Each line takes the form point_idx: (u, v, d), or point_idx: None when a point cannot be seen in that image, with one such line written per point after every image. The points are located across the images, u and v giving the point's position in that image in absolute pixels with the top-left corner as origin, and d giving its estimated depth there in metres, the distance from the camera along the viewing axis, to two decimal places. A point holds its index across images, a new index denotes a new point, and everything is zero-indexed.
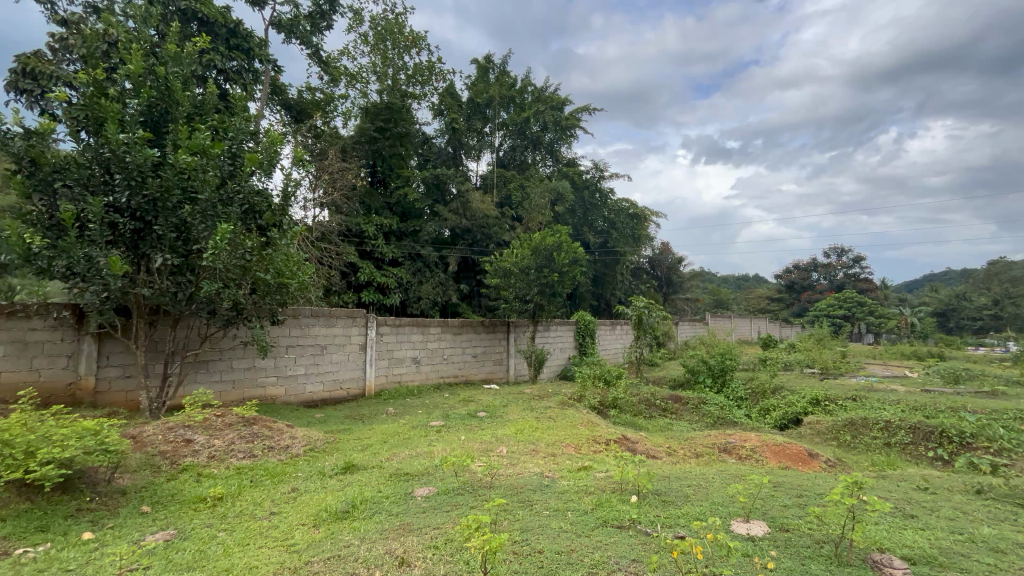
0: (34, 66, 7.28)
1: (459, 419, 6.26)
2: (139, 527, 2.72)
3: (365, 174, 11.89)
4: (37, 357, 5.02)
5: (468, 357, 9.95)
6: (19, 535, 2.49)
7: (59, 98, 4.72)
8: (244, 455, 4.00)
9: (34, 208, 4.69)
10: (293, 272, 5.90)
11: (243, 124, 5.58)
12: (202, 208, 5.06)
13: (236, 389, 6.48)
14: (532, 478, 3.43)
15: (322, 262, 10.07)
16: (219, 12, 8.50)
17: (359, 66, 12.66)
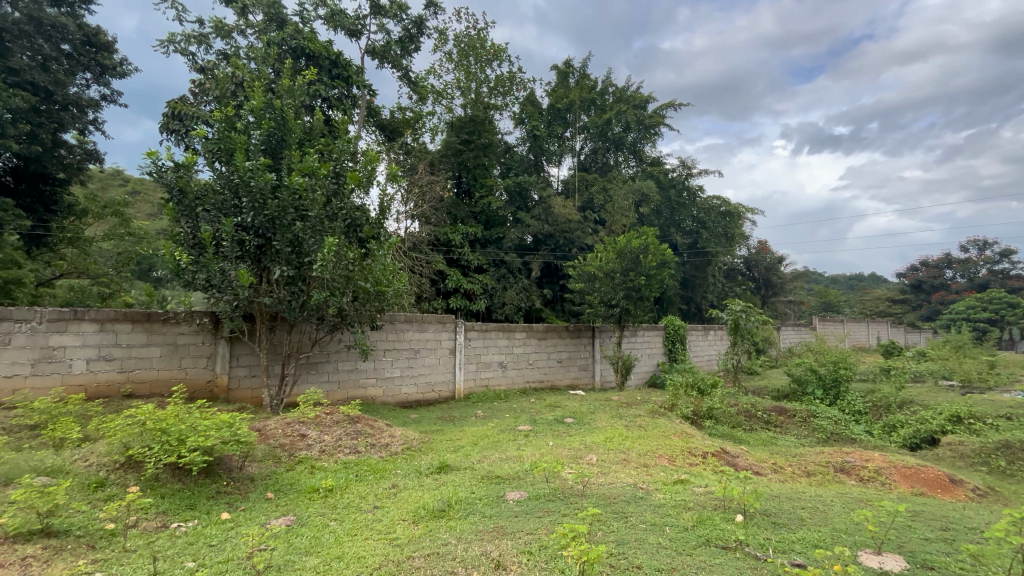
0: (180, 109, 8.55)
1: (547, 424, 6.25)
2: (265, 511, 3.04)
3: (451, 185, 12.40)
4: (185, 358, 5.86)
5: (553, 362, 9.92)
6: (174, 511, 2.89)
7: (199, 135, 5.47)
8: (350, 450, 4.33)
9: (182, 230, 5.46)
10: (390, 279, 6.30)
11: (345, 145, 6.08)
12: (311, 224, 5.57)
13: (341, 389, 7.05)
14: (626, 489, 3.30)
15: (414, 270, 10.65)
16: (323, 46, 9.40)
17: (445, 83, 13.26)
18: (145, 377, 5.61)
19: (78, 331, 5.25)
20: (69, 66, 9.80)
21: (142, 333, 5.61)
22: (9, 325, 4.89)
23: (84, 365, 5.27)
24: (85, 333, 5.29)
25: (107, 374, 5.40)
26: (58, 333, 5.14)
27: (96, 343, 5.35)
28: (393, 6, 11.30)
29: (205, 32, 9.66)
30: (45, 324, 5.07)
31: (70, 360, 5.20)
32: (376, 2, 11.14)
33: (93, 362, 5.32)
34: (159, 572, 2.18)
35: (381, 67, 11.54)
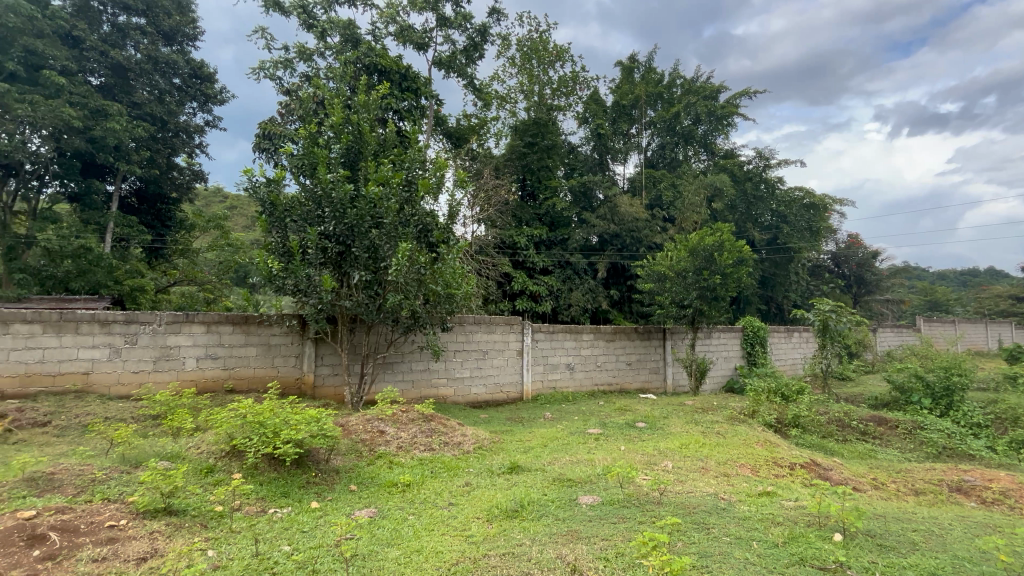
0: (269, 129, 9.33)
1: (617, 428, 6.10)
2: (350, 502, 3.23)
3: (516, 189, 12.49)
4: (277, 357, 6.38)
5: (622, 365, 9.68)
6: (272, 497, 3.15)
7: (287, 151, 5.90)
8: (425, 448, 4.49)
9: (273, 239, 5.92)
10: (459, 282, 6.48)
11: (416, 154, 6.32)
12: (386, 230, 5.85)
13: (414, 388, 7.34)
14: (707, 499, 3.13)
15: (481, 273, 10.83)
16: (394, 62, 9.87)
17: (509, 88, 13.38)
18: (244, 374, 6.18)
19: (190, 331, 5.89)
20: (179, 98, 11.04)
21: (241, 333, 6.18)
22: (136, 326, 5.59)
23: (195, 362, 5.91)
24: (195, 334, 5.92)
25: (214, 371, 6.02)
26: (174, 334, 5.80)
27: (204, 343, 5.98)
28: (458, 16, 11.61)
29: (290, 57, 10.49)
30: (163, 326, 5.74)
31: (184, 358, 5.85)
32: (442, 14, 11.50)
33: (202, 360, 5.95)
34: (261, 553, 2.37)
35: (447, 77, 11.89)
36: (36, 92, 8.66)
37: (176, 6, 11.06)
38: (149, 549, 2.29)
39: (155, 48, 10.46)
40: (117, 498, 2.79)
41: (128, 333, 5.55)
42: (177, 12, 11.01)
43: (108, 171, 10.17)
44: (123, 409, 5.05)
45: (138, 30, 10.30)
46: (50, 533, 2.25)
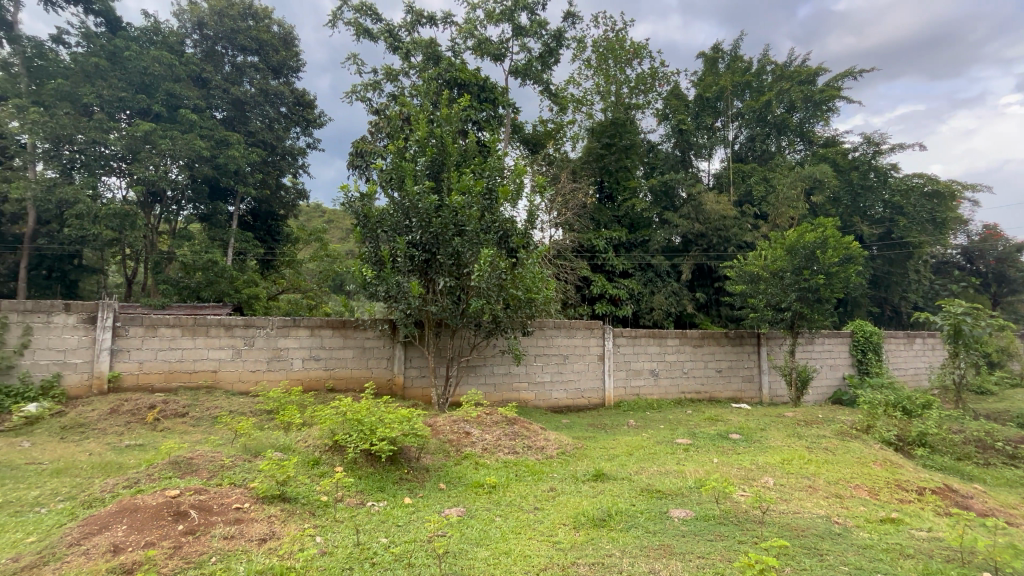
0: (361, 148, 10.06)
1: (708, 439, 5.75)
2: (440, 500, 3.35)
3: (594, 191, 12.31)
4: (371, 358, 6.82)
5: (712, 372, 9.13)
6: (369, 490, 3.36)
7: (377, 166, 6.26)
8: (509, 451, 4.54)
9: (366, 249, 6.33)
10: (539, 287, 6.52)
11: (496, 163, 6.44)
12: (469, 238, 6.04)
13: (497, 391, 7.48)
14: (818, 522, 2.83)
15: (559, 278, 10.74)
16: (473, 74, 10.22)
17: (585, 90, 13.26)
18: (343, 374, 6.69)
19: (297, 335, 6.48)
20: (286, 124, 12.27)
21: (340, 337, 6.69)
22: (253, 330, 6.27)
23: (301, 363, 6.50)
24: (301, 337, 6.50)
25: (317, 371, 6.58)
26: (283, 337, 6.42)
27: (309, 345, 6.54)
28: (533, 24, 11.75)
29: (378, 79, 11.24)
30: (274, 329, 6.37)
31: (292, 359, 6.45)
32: (518, 24, 11.70)
33: (307, 361, 6.52)
34: (362, 543, 2.53)
35: (523, 85, 12.06)
36: (175, 128, 10.07)
37: (283, 42, 12.33)
38: (269, 532, 2.53)
39: (266, 82, 11.73)
40: (241, 484, 3.13)
41: (246, 336, 6.24)
42: (283, 48, 12.26)
43: (230, 194, 11.53)
44: (244, 404, 5.69)
45: (252, 68, 11.61)
46: (191, 510, 2.57)
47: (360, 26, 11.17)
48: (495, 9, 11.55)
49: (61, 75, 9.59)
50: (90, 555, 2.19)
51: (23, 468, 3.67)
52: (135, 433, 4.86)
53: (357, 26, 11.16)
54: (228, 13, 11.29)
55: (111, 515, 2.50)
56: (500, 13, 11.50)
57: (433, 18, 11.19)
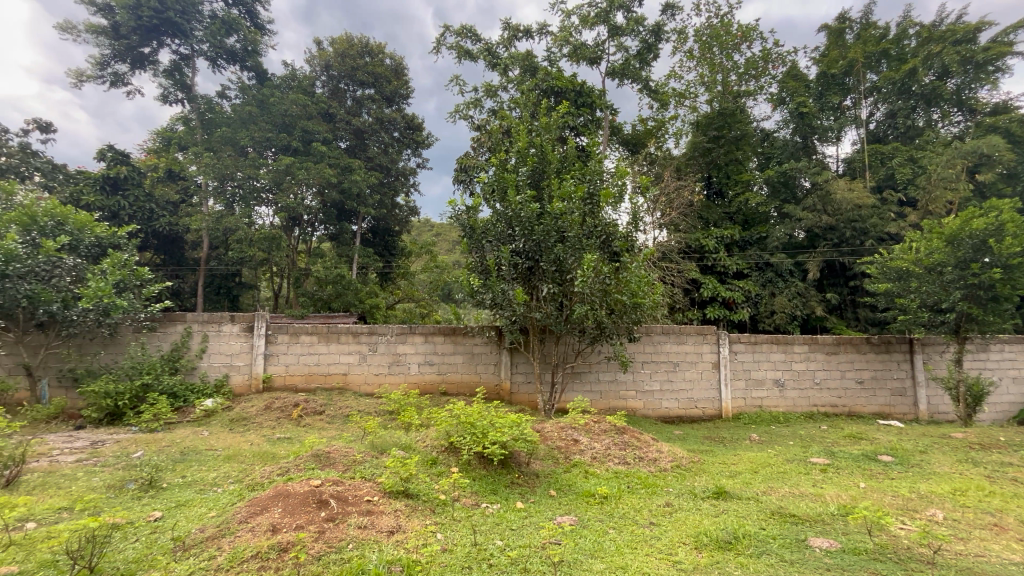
0: (465, 163, 10.59)
1: (851, 460, 5.03)
2: (551, 507, 3.35)
3: (701, 187, 11.56)
4: (479, 364, 7.07)
5: (851, 383, 8.01)
6: (483, 492, 3.47)
7: (481, 179, 6.49)
8: (620, 461, 4.39)
9: (473, 258, 6.60)
10: (645, 291, 6.28)
11: (597, 166, 6.34)
12: (571, 243, 6.03)
13: (603, 399, 7.34)
14: (1011, 571, 2.32)
15: (665, 281, 10.21)
16: (569, 80, 10.24)
17: (688, 82, 12.53)
18: (455, 379, 7.03)
19: (412, 341, 6.96)
20: (398, 147, 13.36)
21: (451, 343, 7.04)
22: (375, 336, 6.86)
23: (417, 367, 6.96)
24: (416, 343, 6.97)
25: (431, 375, 7.00)
26: (401, 343, 6.93)
27: (424, 351, 6.99)
28: (630, 22, 11.45)
29: (479, 96, 11.75)
30: (393, 336, 6.92)
31: (409, 363, 6.95)
32: (614, 24, 11.49)
33: (422, 365, 6.97)
34: (479, 543, 2.63)
35: (621, 86, 11.78)
36: (309, 160, 11.45)
37: (394, 73, 13.44)
38: (396, 525, 2.73)
39: (381, 111, 12.89)
40: (370, 478, 3.43)
41: (370, 342, 6.85)
42: (395, 78, 13.37)
43: (353, 215, 12.81)
44: (369, 404, 6.23)
45: (370, 99, 12.83)
46: (331, 500, 2.86)
47: (462, 49, 11.80)
48: (590, 12, 11.46)
49: (224, 124, 11.42)
50: (255, 532, 2.54)
51: (204, 453, 4.41)
52: (284, 427, 5.59)
53: (459, 49, 11.79)
54: (349, 53, 12.62)
55: (270, 499, 2.88)
56: (595, 16, 11.38)
57: (529, 31, 11.44)
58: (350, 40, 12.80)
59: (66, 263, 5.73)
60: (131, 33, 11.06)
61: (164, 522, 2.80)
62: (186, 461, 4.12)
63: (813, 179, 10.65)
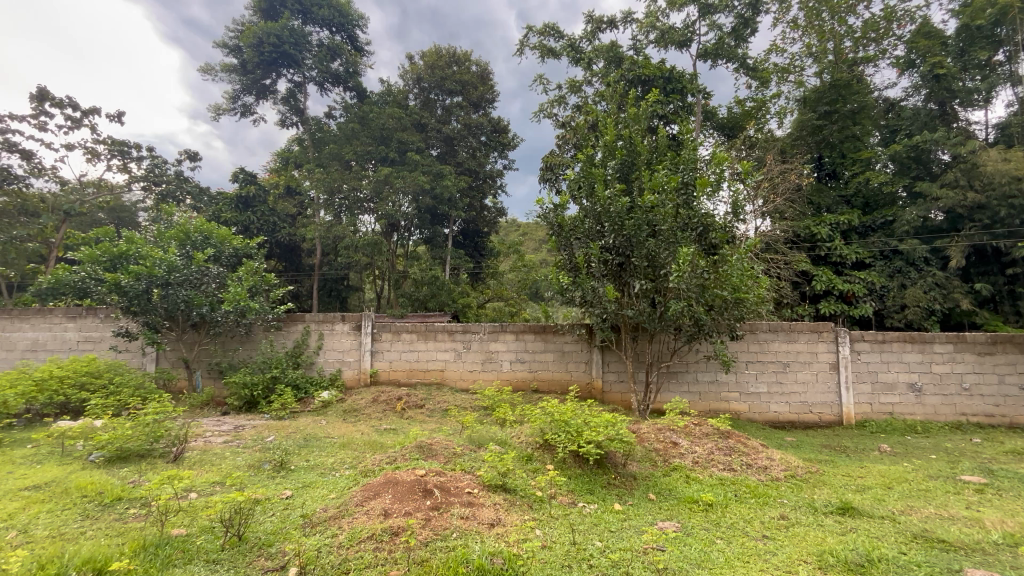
0: (550, 162, 10.56)
1: (1019, 480, 4.24)
2: (651, 511, 3.23)
3: (811, 170, 10.43)
4: (570, 361, 7.04)
5: (1012, 390, 6.76)
6: (579, 491, 3.44)
7: (568, 176, 6.43)
8: (725, 467, 4.10)
9: (562, 256, 6.56)
10: (749, 285, 5.80)
11: (691, 154, 5.98)
12: (665, 237, 5.76)
13: (702, 400, 6.94)
14: None
15: (770, 274, 9.39)
16: (657, 67, 9.80)
17: (793, 55, 11.37)
18: (546, 376, 7.07)
19: (504, 339, 7.13)
20: (486, 151, 13.72)
21: (542, 341, 7.09)
22: (469, 334, 7.13)
23: (509, 364, 7.11)
24: (508, 341, 7.12)
25: (522, 372, 7.10)
26: (494, 341, 7.13)
27: (515, 349, 7.12)
28: None
29: (563, 93, 11.67)
30: (486, 335, 7.14)
31: (501, 361, 7.12)
32: (704, 2, 10.79)
33: (514, 363, 7.11)
34: (578, 543, 2.61)
35: (715, 66, 11.02)
36: (405, 168, 12.17)
37: (480, 79, 13.82)
38: (496, 518, 2.81)
39: (469, 117, 13.33)
40: (469, 470, 3.56)
41: (465, 339, 7.14)
42: (481, 84, 13.73)
43: (445, 218, 13.40)
44: (464, 400, 6.48)
45: (458, 106, 13.35)
46: (435, 490, 3.01)
47: (545, 47, 11.80)
48: None
49: (332, 141, 12.54)
50: (369, 515, 2.75)
51: (324, 440, 4.89)
52: (389, 419, 6.00)
53: (542, 48, 11.81)
54: (438, 65, 13.23)
55: (381, 485, 3.11)
56: None
57: (613, 21, 11.14)
58: (439, 51, 13.41)
59: (212, 272, 6.67)
60: (256, 68, 12.56)
61: (294, 500, 3.14)
62: (309, 446, 4.60)
63: (952, 151, 9.17)
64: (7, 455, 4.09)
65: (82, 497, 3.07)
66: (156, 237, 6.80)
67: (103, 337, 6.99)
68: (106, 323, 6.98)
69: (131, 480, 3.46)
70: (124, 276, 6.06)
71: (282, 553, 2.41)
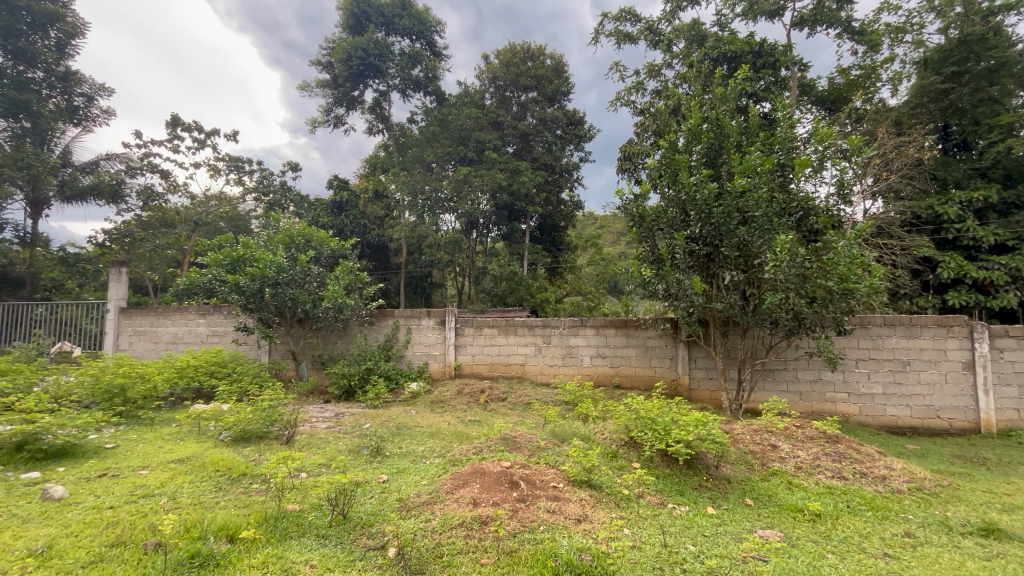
0: (629, 150, 10.25)
1: None
2: (749, 518, 3.02)
3: (934, 141, 9.11)
4: (653, 357, 6.80)
5: None
6: (668, 492, 3.31)
7: (650, 164, 6.17)
8: (834, 474, 3.73)
9: (643, 248, 6.32)
10: (858, 274, 5.26)
11: (788, 132, 5.48)
12: (758, 224, 5.35)
13: (804, 401, 6.37)
14: None
15: (882, 261, 8.42)
16: (745, 41, 9.09)
17: (910, 11, 9.96)
18: (628, 372, 6.89)
19: (584, 333, 7.05)
20: (562, 144, 13.59)
21: (624, 336, 6.92)
22: (549, 329, 7.15)
23: (590, 359, 7.02)
24: (588, 335, 7.04)
25: (604, 367, 6.98)
26: (574, 336, 7.08)
27: (596, 343, 7.01)
28: None
29: (641, 79, 11.23)
30: (566, 329, 7.11)
31: (582, 355, 7.05)
32: None
33: (595, 358, 7.01)
34: (670, 546, 2.51)
35: (813, 34, 9.98)
36: (483, 167, 12.42)
37: (555, 72, 13.69)
38: (583, 514, 2.78)
39: (544, 111, 13.28)
40: (554, 465, 3.57)
41: (544, 334, 7.17)
42: (556, 77, 13.62)
43: (522, 214, 13.50)
44: (544, 394, 6.51)
45: (533, 101, 13.35)
46: (520, 482, 3.06)
47: (622, 33, 11.42)
48: None
49: (414, 145, 13.13)
50: (459, 503, 2.86)
51: (414, 429, 5.16)
52: (473, 410, 6.19)
53: (618, 34, 11.45)
54: (513, 62, 13.32)
55: (469, 474, 3.22)
56: None
57: None
58: (514, 48, 13.49)
59: (313, 272, 7.30)
60: (346, 81, 13.47)
61: (390, 484, 3.36)
62: (402, 435, 4.88)
63: None
64: (158, 432, 4.80)
65: (215, 470, 3.52)
66: (267, 241, 7.56)
67: (227, 331, 7.93)
68: (229, 319, 7.91)
69: (254, 458, 3.90)
70: (242, 277, 6.81)
71: (382, 534, 2.58)
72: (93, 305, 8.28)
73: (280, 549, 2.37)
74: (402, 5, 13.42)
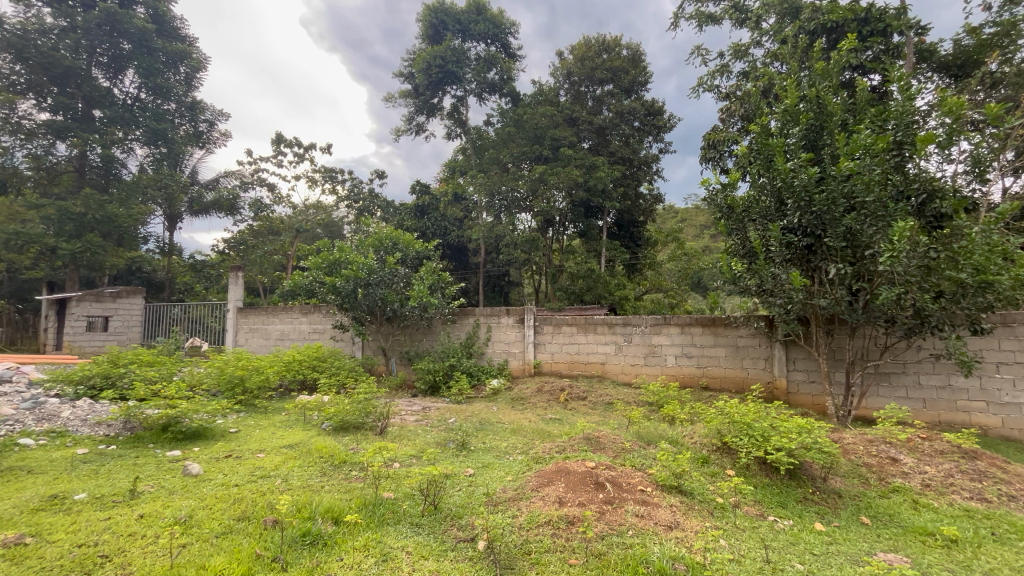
0: (714, 138, 9.62)
1: None
2: (866, 538, 2.72)
3: None
4: (745, 358, 6.36)
5: None
6: (769, 503, 3.07)
7: (739, 151, 5.76)
8: (972, 496, 3.24)
9: (733, 240, 5.91)
10: (1000, 265, 4.51)
11: (906, 105, 4.84)
12: (871, 211, 4.79)
13: (929, 409, 5.63)
14: None
15: None
16: (849, 8, 8.16)
17: None
18: (716, 373, 6.50)
19: (668, 332, 6.77)
20: (640, 136, 13.13)
21: (711, 335, 6.55)
22: (630, 327, 6.96)
23: (674, 359, 6.73)
24: (672, 334, 6.75)
25: (690, 367, 6.65)
26: (657, 334, 6.82)
27: (680, 342, 6.70)
28: None
29: (726, 61, 10.52)
30: (648, 328, 6.87)
31: (666, 355, 6.77)
32: None
33: (679, 357, 6.70)
34: (773, 562, 2.33)
35: None
36: (558, 164, 12.35)
37: (631, 62, 13.26)
38: (674, 521, 2.67)
39: (621, 103, 12.92)
40: (640, 467, 3.46)
41: (625, 332, 6.99)
42: (633, 67, 13.19)
43: (599, 210, 13.25)
44: (626, 395, 6.34)
45: (609, 94, 13.04)
46: (606, 484, 3.00)
47: (704, 14, 10.78)
48: None
49: (491, 147, 13.36)
50: (545, 501, 2.87)
51: (496, 425, 5.26)
52: (554, 408, 6.19)
53: (700, 16, 10.81)
54: (588, 56, 13.12)
55: (553, 473, 3.21)
56: None
57: None
58: (588, 42, 13.27)
59: (399, 273, 7.70)
60: (426, 90, 14.05)
61: (476, 478, 3.45)
62: (485, 430, 5.01)
63: None
64: (271, 419, 5.33)
65: (320, 457, 3.84)
66: (359, 245, 8.09)
67: (325, 328, 8.61)
68: (327, 317, 8.58)
69: (352, 447, 4.19)
70: (338, 279, 7.36)
71: (471, 526, 2.65)
72: (216, 305, 9.40)
73: (379, 534, 2.53)
74: (477, 10, 13.74)
